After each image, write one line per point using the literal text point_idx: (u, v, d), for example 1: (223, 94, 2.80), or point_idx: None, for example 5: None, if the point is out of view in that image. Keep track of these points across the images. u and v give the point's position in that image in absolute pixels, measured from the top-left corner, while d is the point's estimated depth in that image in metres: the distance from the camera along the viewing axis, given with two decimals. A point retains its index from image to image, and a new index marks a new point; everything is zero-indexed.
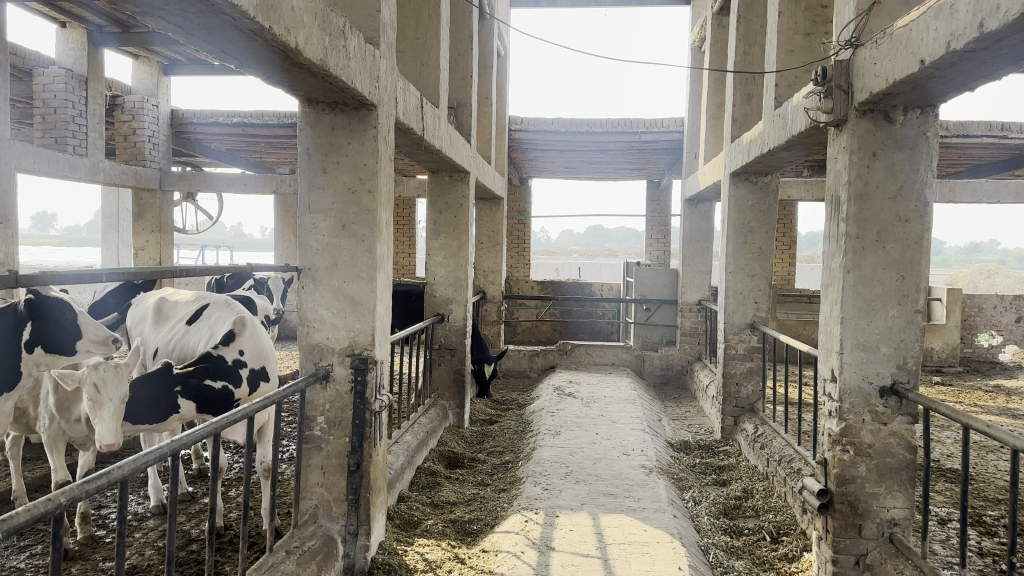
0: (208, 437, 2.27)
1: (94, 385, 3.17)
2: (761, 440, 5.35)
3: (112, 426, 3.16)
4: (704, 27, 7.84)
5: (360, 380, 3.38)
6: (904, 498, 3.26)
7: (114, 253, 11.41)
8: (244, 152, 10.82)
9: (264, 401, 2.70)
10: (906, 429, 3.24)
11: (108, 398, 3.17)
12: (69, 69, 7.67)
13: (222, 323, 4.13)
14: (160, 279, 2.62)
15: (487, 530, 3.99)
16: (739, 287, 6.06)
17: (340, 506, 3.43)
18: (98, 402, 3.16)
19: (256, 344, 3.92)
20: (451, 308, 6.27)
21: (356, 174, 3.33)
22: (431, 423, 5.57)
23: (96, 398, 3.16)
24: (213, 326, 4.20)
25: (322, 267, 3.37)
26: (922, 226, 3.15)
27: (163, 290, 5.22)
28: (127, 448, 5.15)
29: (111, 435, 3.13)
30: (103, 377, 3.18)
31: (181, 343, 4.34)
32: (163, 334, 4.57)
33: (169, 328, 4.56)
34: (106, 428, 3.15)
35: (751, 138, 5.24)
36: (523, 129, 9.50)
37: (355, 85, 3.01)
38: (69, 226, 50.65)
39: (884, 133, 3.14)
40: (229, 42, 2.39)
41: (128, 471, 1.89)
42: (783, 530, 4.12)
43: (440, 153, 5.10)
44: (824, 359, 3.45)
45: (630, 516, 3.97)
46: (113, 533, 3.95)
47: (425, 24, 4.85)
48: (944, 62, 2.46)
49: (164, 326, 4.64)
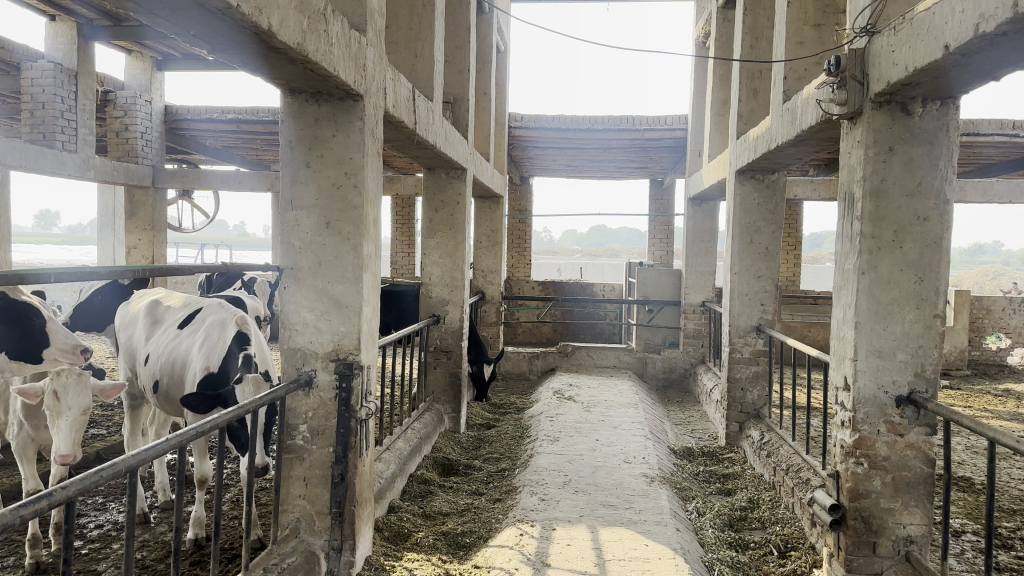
0: (170, 451, 2.09)
1: (55, 393, 3.31)
2: (767, 447, 5.16)
3: (69, 437, 3.29)
4: (708, 21, 7.65)
5: (345, 387, 3.19)
6: (922, 514, 3.08)
7: (110, 251, 11.21)
8: (240, 149, 10.63)
9: (239, 409, 2.53)
10: (924, 441, 3.05)
11: (67, 407, 3.30)
12: (58, 63, 7.49)
13: (217, 323, 3.99)
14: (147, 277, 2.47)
15: (480, 543, 3.80)
16: (746, 289, 5.83)
17: (323, 519, 3.25)
18: (57, 411, 3.28)
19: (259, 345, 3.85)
20: (447, 309, 6.07)
21: (341, 169, 3.15)
22: (425, 429, 5.40)
23: (56, 407, 3.28)
24: (208, 328, 4.01)
25: (305, 267, 3.19)
26: (941, 226, 2.96)
27: (155, 294, 4.99)
28: (112, 452, 4.96)
29: (66, 445, 3.25)
30: (63, 385, 3.31)
31: (172, 344, 4.14)
32: (152, 338, 4.36)
33: (159, 332, 4.36)
34: (62, 439, 3.26)
35: (758, 133, 5.04)
36: (524, 126, 9.29)
37: (338, 74, 2.83)
38: (73, 225, 50.67)
39: (902, 126, 2.94)
40: (196, 23, 2.21)
41: (74, 492, 1.70)
42: (791, 544, 3.94)
43: (434, 149, 4.91)
44: (837, 366, 3.26)
45: (631, 529, 3.78)
46: (92, 543, 3.77)
47: (418, 15, 4.67)
48: (971, 47, 2.27)
49: (153, 330, 4.44)
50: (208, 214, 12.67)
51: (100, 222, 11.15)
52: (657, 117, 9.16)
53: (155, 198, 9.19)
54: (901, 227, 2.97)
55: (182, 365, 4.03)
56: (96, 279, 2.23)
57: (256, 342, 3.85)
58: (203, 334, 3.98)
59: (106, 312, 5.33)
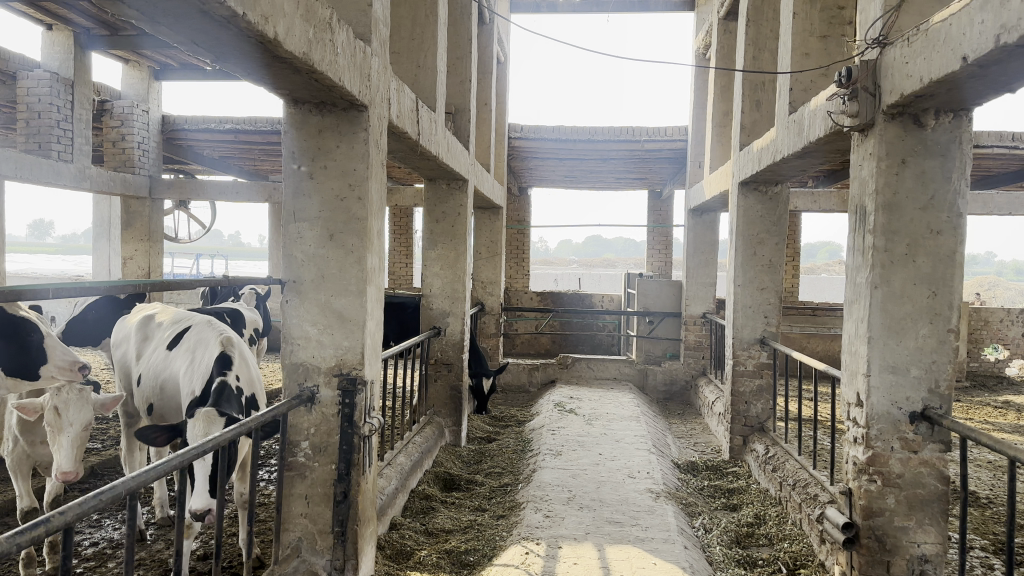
0: (171, 472, 2.01)
1: (56, 409, 3.30)
2: (772, 461, 5.09)
3: (70, 454, 3.26)
4: (709, 32, 7.65)
5: (349, 403, 3.12)
6: (936, 533, 3.02)
7: (105, 261, 11.10)
8: (237, 159, 10.57)
9: (240, 428, 2.45)
10: (938, 458, 2.99)
11: (68, 423, 3.28)
12: (54, 72, 7.44)
13: (204, 343, 3.85)
14: (144, 292, 2.40)
15: (485, 561, 3.71)
16: (749, 301, 5.78)
17: (325, 539, 3.16)
18: (59, 427, 3.27)
19: (244, 368, 3.68)
20: (448, 320, 6.01)
21: (345, 180, 3.10)
22: (426, 443, 5.32)
23: (58, 423, 3.27)
24: (194, 349, 3.90)
25: (308, 280, 3.13)
26: (955, 239, 2.92)
27: (150, 307, 4.92)
28: (108, 467, 4.86)
29: (67, 461, 3.21)
30: (65, 402, 3.32)
31: (160, 366, 4.05)
32: (144, 357, 4.28)
33: (150, 351, 4.28)
34: (63, 455, 3.24)
35: (762, 145, 5.01)
36: (523, 136, 9.27)
37: (344, 84, 2.78)
38: (67, 234, 50.47)
39: (914, 138, 2.90)
40: (201, 31, 2.16)
41: (72, 517, 1.62)
42: (799, 562, 3.88)
43: (435, 160, 4.86)
44: (849, 381, 3.20)
45: (638, 547, 3.71)
46: (87, 562, 3.67)
47: (421, 24, 4.64)
48: (990, 58, 2.24)
49: (145, 348, 4.36)
50: (205, 224, 12.58)
51: (96, 233, 11.06)
52: (657, 128, 9.14)
53: (151, 209, 9.14)
54: (914, 241, 2.93)
55: (171, 388, 3.95)
56: (94, 295, 2.18)
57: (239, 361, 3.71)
58: (191, 356, 3.86)
59: (98, 326, 5.24)
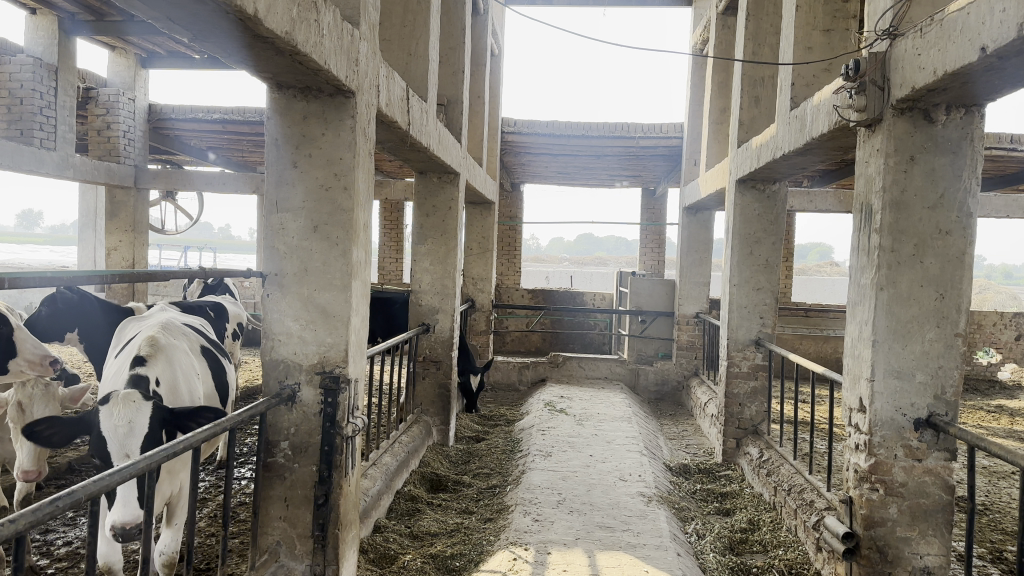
0: (135, 475, 1.86)
1: (19, 404, 3.42)
2: (766, 466, 4.99)
3: (32, 453, 3.10)
4: (707, 27, 7.52)
5: (331, 402, 2.98)
6: (940, 544, 2.92)
7: (91, 252, 10.87)
8: (225, 150, 10.33)
9: (213, 428, 2.30)
10: (943, 466, 2.89)
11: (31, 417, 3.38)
12: (37, 57, 7.25)
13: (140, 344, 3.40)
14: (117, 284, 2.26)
15: (471, 567, 3.58)
16: (743, 300, 5.67)
17: (304, 543, 3.03)
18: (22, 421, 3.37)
19: (168, 373, 3.15)
20: (437, 317, 5.88)
21: (331, 169, 2.95)
22: (412, 443, 5.18)
23: (20, 417, 3.38)
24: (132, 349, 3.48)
25: (290, 273, 2.99)
26: (964, 241, 2.81)
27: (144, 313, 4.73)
28: (85, 462, 4.69)
29: (28, 460, 3.06)
30: (27, 398, 3.42)
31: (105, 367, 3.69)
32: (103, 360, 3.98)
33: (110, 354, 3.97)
34: (25, 454, 3.09)
35: (761, 141, 4.89)
36: (516, 131, 9.11)
37: (329, 68, 2.64)
38: (55, 226, 49.91)
39: (924, 134, 2.79)
40: (175, 3, 2.02)
41: (25, 525, 1.48)
42: (795, 571, 3.77)
43: (426, 152, 4.72)
44: (852, 386, 3.09)
45: (630, 554, 3.59)
46: (58, 563, 3.50)
47: (413, 11, 4.47)
48: (1009, 50, 2.13)
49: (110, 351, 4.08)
50: (192, 216, 12.35)
51: (81, 223, 10.82)
52: (652, 125, 9.01)
53: (136, 199, 8.95)
54: (922, 241, 2.82)
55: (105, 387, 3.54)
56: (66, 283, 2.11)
57: (168, 363, 3.21)
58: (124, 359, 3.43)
59: (54, 322, 4.91)
